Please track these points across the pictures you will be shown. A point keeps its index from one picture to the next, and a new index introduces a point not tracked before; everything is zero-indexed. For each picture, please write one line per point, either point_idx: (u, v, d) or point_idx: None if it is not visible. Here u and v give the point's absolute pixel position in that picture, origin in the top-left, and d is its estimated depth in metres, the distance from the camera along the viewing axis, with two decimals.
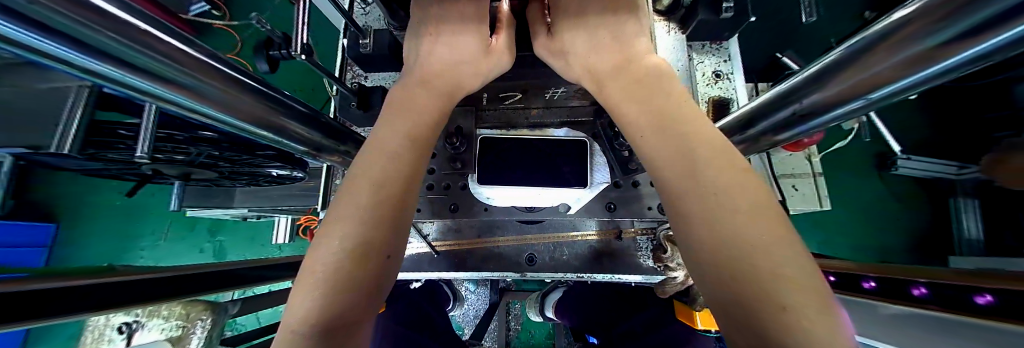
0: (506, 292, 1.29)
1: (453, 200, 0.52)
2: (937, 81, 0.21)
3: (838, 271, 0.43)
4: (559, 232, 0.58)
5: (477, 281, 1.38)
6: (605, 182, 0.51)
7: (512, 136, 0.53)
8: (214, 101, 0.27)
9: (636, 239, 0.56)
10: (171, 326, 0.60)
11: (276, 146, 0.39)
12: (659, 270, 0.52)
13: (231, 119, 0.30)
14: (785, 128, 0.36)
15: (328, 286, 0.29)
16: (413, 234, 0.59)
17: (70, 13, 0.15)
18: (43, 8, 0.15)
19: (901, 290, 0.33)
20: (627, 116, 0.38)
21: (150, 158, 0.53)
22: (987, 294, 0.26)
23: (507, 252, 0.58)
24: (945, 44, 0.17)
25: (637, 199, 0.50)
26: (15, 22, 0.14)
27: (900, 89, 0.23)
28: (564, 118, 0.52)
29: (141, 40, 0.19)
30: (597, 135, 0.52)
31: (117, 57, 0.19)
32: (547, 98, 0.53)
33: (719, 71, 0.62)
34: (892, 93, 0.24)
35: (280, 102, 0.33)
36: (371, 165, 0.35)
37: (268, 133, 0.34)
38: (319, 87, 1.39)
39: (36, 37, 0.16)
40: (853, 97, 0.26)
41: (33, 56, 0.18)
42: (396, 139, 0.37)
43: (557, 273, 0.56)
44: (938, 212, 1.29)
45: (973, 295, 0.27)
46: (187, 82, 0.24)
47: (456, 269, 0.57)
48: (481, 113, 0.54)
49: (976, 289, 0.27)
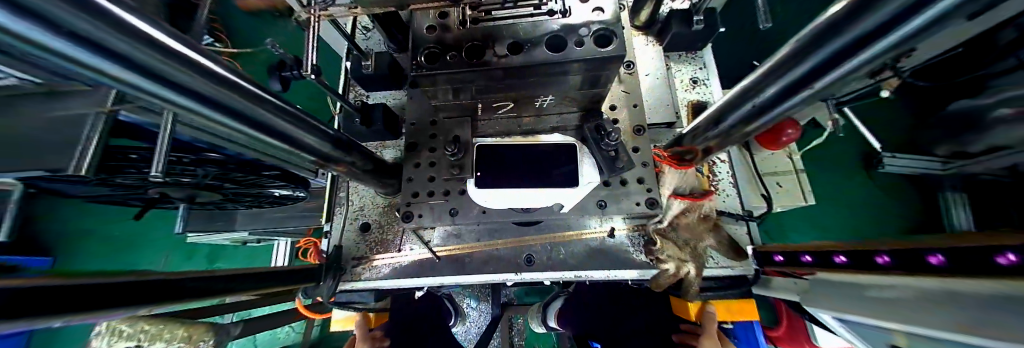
0: (508, 307, 1.28)
1: (453, 205, 0.55)
2: (871, 65, 0.25)
3: (809, 251, 0.49)
4: (555, 233, 0.60)
5: (479, 296, 1.36)
6: (595, 181, 0.54)
7: (509, 144, 0.56)
8: (236, 112, 0.30)
9: (629, 236, 0.58)
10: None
11: (286, 155, 0.43)
12: (652, 263, 0.55)
13: (246, 127, 0.33)
14: (755, 119, 0.39)
15: None
16: (413, 241, 0.60)
17: (133, 41, 0.18)
18: (115, 40, 0.17)
19: (870, 259, 0.40)
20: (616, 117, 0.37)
21: (163, 177, 0.54)
22: (1010, 253, 0.27)
23: (506, 254, 0.60)
24: (870, 31, 0.21)
25: (627, 195, 0.53)
26: (94, 53, 0.17)
27: (843, 75, 0.27)
28: (554, 125, 0.56)
29: (184, 63, 0.22)
30: (585, 139, 0.56)
31: (168, 80, 0.22)
32: (537, 107, 0.53)
33: (696, 77, 0.67)
34: (836, 80, 0.28)
35: (289, 112, 0.36)
36: None
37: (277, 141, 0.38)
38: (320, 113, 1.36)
39: (105, 64, 0.18)
40: (807, 87, 0.30)
41: (106, 82, 0.21)
42: None
43: (555, 273, 0.57)
44: (928, 206, 1.32)
45: (927, 257, 0.35)
46: (216, 98, 0.27)
47: (457, 274, 0.58)
48: (477, 123, 0.57)
49: (929, 252, 0.35)
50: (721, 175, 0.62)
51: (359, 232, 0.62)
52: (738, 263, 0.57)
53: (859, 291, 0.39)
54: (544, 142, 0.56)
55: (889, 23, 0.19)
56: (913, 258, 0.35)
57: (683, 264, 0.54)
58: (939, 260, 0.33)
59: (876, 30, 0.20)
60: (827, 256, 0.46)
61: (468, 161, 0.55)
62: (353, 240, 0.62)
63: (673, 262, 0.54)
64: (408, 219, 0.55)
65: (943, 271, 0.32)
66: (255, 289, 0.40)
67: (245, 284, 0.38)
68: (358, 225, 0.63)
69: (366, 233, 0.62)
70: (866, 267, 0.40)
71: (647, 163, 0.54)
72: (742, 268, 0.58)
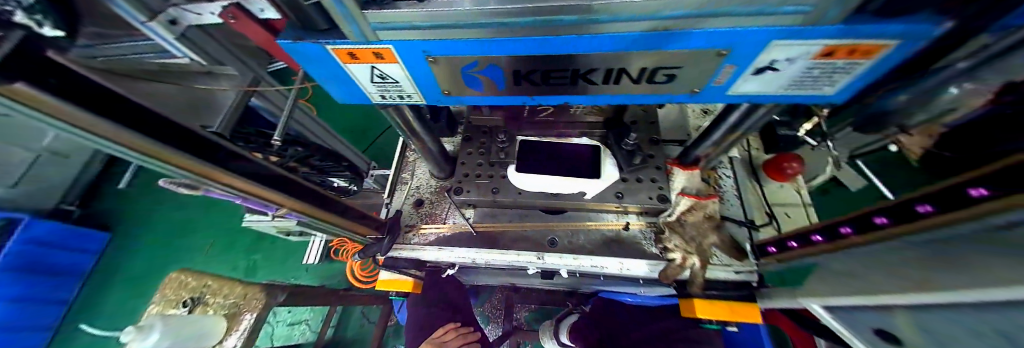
0: (515, 331, 1.08)
1: (495, 185, 0.67)
2: (855, 63, 0.33)
3: (798, 236, 0.55)
4: (578, 221, 0.69)
5: (489, 317, 1.20)
6: (615, 175, 0.65)
7: (542, 141, 0.69)
8: (344, 14, 0.32)
9: (641, 230, 0.66)
10: (228, 304, 0.72)
11: (355, 89, 0.47)
12: (661, 255, 0.62)
13: (342, 43, 0.37)
14: (750, 113, 0.49)
15: (616, 55, 0.37)
16: (454, 216, 0.71)
17: None
18: None
19: (837, 231, 0.46)
20: (608, 91, 0.46)
21: (278, 140, 0.70)
22: (925, 204, 0.33)
23: (533, 235, 0.69)
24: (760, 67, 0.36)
25: (642, 190, 0.64)
26: None
27: (876, 60, 0.32)
28: (583, 129, 0.69)
29: None
30: (608, 144, 0.67)
31: None
32: (573, 112, 0.70)
33: (706, 109, 0.77)
34: (854, 66, 0.34)
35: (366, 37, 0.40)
36: (594, 90, 0.46)
37: (353, 67, 0.42)
38: (381, 141, 1.48)
39: None
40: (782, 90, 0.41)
41: None
42: (586, 94, 0.47)
43: (576, 256, 0.65)
44: None
45: (872, 218, 0.40)
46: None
47: (489, 246, 0.67)
48: (523, 124, 0.72)
49: (874, 214, 0.40)
50: (726, 187, 0.72)
51: (414, 206, 0.73)
52: (740, 262, 0.63)
53: (833, 268, 0.45)
54: (575, 143, 0.68)
55: (776, 58, 0.34)
56: (834, 233, 0.46)
57: (688, 255, 0.59)
58: (847, 230, 0.44)
59: (766, 62, 0.35)
60: (808, 236, 0.52)
61: (512, 150, 0.69)
62: (408, 211, 0.73)
63: (680, 252, 0.60)
64: (458, 193, 0.68)
65: (886, 229, 0.38)
66: (295, 201, 0.51)
67: (287, 192, 0.50)
68: (412, 200, 0.74)
69: (419, 207, 0.73)
70: (834, 237, 0.46)
71: (660, 166, 0.65)
72: (738, 269, 0.62)
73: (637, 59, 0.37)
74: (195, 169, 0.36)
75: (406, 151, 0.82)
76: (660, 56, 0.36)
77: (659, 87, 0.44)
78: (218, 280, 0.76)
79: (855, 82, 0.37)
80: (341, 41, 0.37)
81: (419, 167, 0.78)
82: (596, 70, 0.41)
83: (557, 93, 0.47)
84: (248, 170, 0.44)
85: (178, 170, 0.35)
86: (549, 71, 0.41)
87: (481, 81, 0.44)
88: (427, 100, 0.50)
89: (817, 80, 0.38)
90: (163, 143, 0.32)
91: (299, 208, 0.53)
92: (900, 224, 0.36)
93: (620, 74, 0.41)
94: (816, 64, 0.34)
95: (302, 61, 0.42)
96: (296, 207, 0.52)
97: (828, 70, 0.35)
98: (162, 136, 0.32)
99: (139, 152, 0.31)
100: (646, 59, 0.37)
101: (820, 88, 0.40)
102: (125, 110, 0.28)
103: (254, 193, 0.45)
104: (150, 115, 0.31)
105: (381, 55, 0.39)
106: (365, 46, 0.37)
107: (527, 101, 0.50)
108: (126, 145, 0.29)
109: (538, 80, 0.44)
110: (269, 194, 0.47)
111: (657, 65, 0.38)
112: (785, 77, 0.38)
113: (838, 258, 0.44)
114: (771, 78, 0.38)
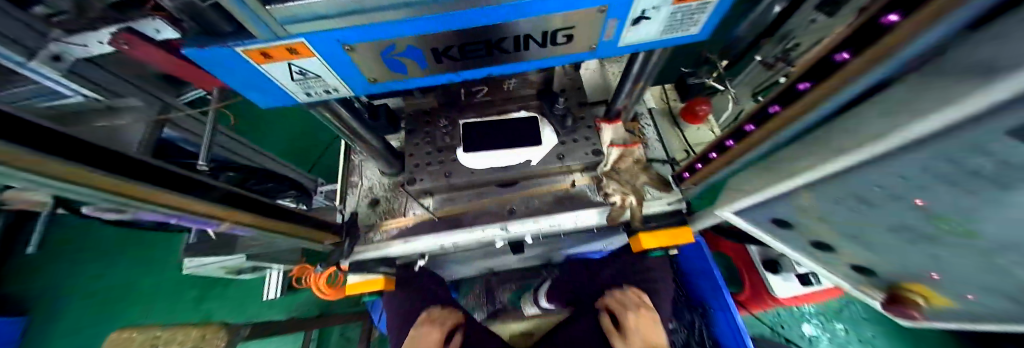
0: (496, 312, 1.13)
1: (447, 169, 0.71)
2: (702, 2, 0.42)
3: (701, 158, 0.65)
4: (531, 189, 0.75)
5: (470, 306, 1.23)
6: (554, 139, 0.72)
7: (483, 120, 0.72)
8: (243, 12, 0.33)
9: (587, 185, 0.73)
10: None
11: (280, 87, 0.48)
12: (605, 201, 0.70)
13: (250, 44, 0.38)
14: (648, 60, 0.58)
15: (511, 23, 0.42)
16: (414, 206, 0.73)
17: None
18: None
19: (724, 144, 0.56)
20: (525, 56, 0.51)
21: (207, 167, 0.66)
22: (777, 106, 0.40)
23: (492, 209, 0.73)
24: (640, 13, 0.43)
25: (578, 148, 0.72)
26: None
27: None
28: (519, 103, 0.75)
29: None
30: (543, 112, 0.74)
31: None
32: (507, 89, 0.76)
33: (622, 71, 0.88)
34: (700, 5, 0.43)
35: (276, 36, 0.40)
36: (504, 59, 0.52)
37: (269, 66, 0.43)
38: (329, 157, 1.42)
39: None
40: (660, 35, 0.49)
41: None
42: (499, 64, 0.53)
43: (535, 219, 0.71)
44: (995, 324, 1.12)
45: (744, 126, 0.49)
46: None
47: (452, 228, 0.70)
48: (463, 107, 0.76)
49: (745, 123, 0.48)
50: (648, 135, 0.83)
51: (370, 206, 0.74)
52: (667, 194, 0.71)
53: (730, 175, 0.56)
54: (514, 117, 0.73)
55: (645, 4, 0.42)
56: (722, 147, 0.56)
57: (625, 196, 0.69)
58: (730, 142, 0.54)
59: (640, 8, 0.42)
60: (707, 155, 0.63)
61: (456, 134, 0.74)
62: (365, 211, 0.73)
63: (617, 194, 0.69)
64: (412, 182, 0.70)
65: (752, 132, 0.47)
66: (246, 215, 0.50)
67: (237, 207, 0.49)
68: (368, 201, 0.75)
69: (376, 205, 0.74)
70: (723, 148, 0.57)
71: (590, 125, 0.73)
72: (669, 200, 0.71)
73: (535, 23, 0.43)
74: (130, 192, 0.34)
75: (352, 155, 0.82)
76: (551, 19, 0.43)
77: (562, 48, 0.50)
78: (167, 329, 0.68)
79: (707, 20, 0.47)
80: (249, 42, 0.38)
81: (368, 167, 0.79)
82: (506, 38, 0.46)
83: (476, 66, 0.53)
84: (189, 189, 0.42)
85: (110, 196, 0.33)
86: (464, 44, 0.46)
87: (404, 63, 0.48)
88: (354, 91, 0.52)
89: (682, 23, 0.47)
90: (92, 167, 0.30)
91: (251, 221, 0.52)
92: (763, 122, 0.44)
93: (525, 40, 0.47)
94: (674, 8, 0.43)
95: (211, 66, 0.41)
96: (247, 220, 0.51)
97: (683, 13, 0.44)
98: (85, 161, 0.30)
99: (65, 181, 0.28)
100: (537, 24, 0.44)
101: (687, 30, 0.49)
102: (34, 135, 0.26)
103: (202, 211, 0.44)
104: (60, 140, 0.28)
105: (296, 50, 0.40)
106: (276, 43, 0.39)
107: (453, 77, 0.55)
108: (64, 178, 0.28)
109: (457, 55, 0.49)
110: (219, 210, 0.46)
111: (552, 28, 0.45)
112: (657, 23, 0.46)
113: (728, 165, 0.55)
114: (648, 24, 0.46)
